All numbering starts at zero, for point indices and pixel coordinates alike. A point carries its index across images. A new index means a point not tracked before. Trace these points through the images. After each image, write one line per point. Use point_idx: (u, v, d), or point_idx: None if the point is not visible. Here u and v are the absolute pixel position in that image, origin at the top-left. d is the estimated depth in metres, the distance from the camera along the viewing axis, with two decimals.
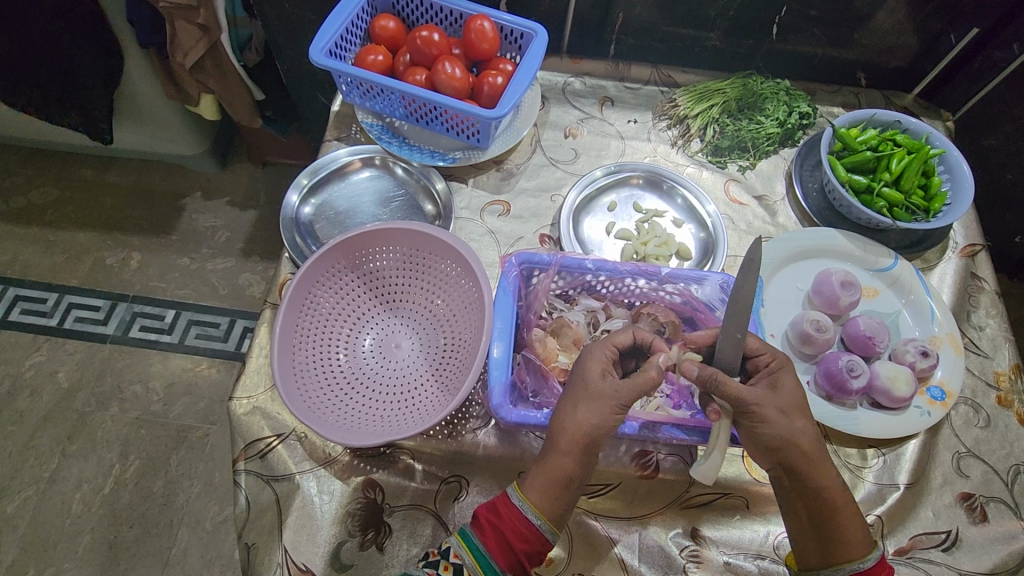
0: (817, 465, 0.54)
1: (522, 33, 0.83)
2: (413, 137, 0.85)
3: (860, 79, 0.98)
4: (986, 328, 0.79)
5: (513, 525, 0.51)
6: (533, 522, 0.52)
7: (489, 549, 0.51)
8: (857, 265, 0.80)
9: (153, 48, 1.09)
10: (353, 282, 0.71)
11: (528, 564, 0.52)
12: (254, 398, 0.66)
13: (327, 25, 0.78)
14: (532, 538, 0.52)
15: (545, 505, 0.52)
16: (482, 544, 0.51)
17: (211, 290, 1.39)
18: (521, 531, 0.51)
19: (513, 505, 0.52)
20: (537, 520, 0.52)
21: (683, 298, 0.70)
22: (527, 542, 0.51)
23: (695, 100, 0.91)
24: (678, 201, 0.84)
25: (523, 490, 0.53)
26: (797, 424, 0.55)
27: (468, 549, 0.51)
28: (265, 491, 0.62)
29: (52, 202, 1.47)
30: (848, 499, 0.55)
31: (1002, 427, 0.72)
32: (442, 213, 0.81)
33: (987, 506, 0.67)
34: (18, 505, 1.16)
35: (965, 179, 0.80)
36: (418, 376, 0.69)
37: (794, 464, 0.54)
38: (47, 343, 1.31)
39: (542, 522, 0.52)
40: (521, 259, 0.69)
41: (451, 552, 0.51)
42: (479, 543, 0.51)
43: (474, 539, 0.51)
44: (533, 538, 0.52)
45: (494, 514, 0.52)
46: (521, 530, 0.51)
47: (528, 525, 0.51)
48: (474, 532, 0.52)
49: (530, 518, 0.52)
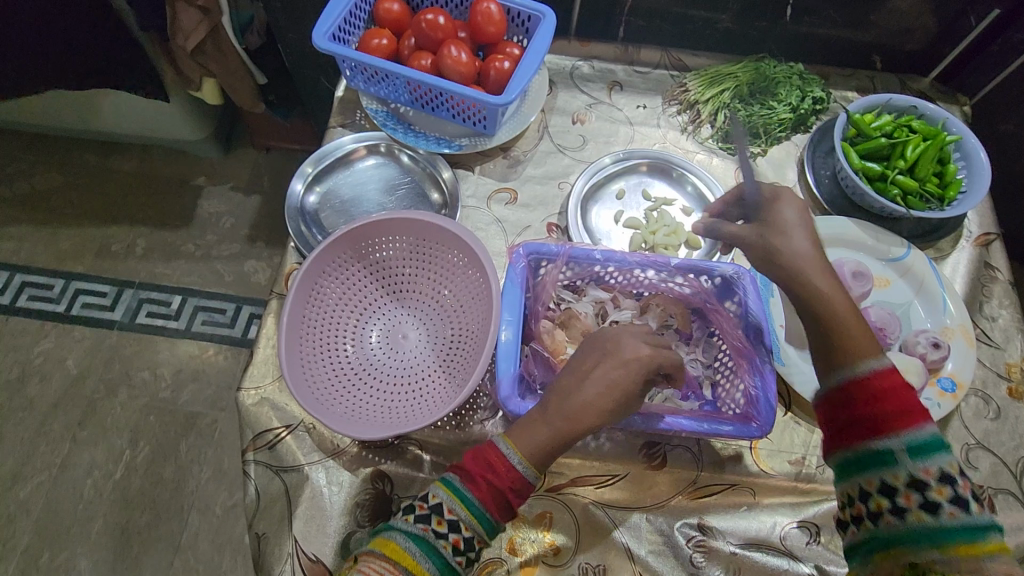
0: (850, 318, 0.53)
1: (530, 16, 0.82)
2: (418, 124, 0.83)
3: (875, 62, 0.96)
4: (999, 319, 0.78)
5: (509, 479, 0.50)
6: (528, 478, 0.51)
7: (484, 502, 0.49)
8: (869, 255, 0.79)
9: (154, 32, 1.07)
10: (360, 273, 0.70)
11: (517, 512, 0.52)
12: (262, 389, 0.67)
13: (330, 9, 0.76)
14: (524, 488, 0.51)
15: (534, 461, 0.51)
16: (475, 496, 0.49)
17: (217, 277, 1.39)
18: (515, 485, 0.51)
19: (507, 459, 0.51)
20: (531, 475, 0.51)
21: (692, 288, 0.69)
22: (521, 494, 0.51)
23: (705, 84, 0.89)
24: (688, 190, 0.83)
25: (513, 441, 0.52)
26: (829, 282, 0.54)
27: (459, 501, 0.49)
28: (275, 482, 0.62)
29: (55, 188, 1.46)
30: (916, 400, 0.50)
31: (1012, 419, 0.71)
32: (448, 202, 0.79)
33: (995, 498, 0.67)
34: (31, 490, 1.18)
35: (981, 165, 0.79)
36: (426, 367, 0.68)
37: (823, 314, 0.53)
38: (55, 330, 1.32)
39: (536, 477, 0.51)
40: (529, 250, 0.66)
41: (442, 507, 0.49)
42: (473, 496, 0.49)
43: (467, 491, 0.50)
44: (526, 489, 0.51)
45: (486, 467, 0.51)
46: (515, 483, 0.51)
47: (523, 479, 0.51)
48: (463, 481, 0.50)
49: (526, 474, 0.51)
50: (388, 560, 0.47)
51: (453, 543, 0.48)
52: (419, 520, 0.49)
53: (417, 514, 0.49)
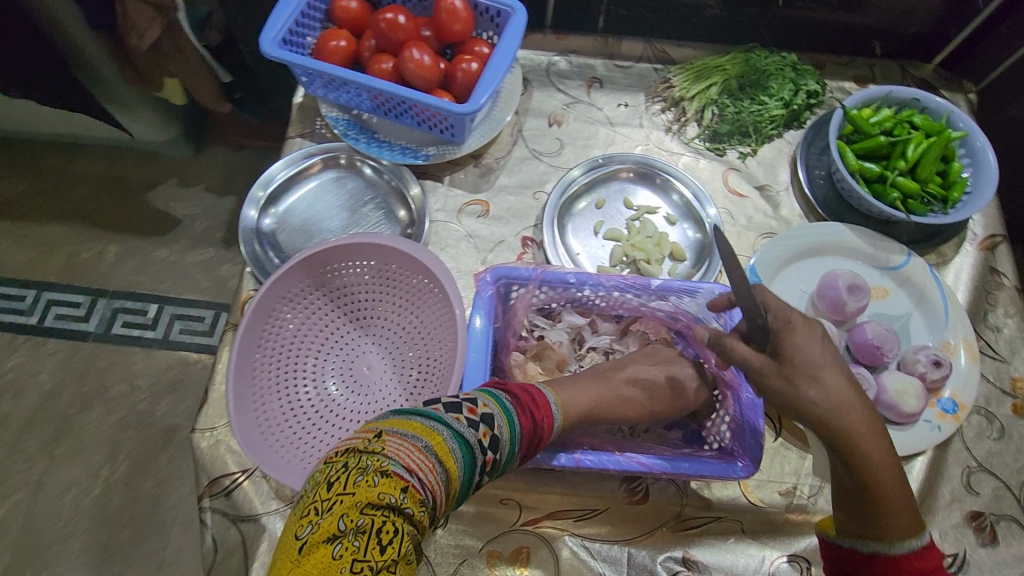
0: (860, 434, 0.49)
1: (499, 11, 0.75)
2: (382, 132, 0.78)
3: (875, 47, 0.89)
4: (1004, 329, 0.73)
5: (543, 414, 0.50)
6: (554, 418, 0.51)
7: (521, 428, 0.47)
8: (865, 264, 0.74)
9: (105, 31, 1.00)
10: (319, 302, 0.66)
11: (531, 450, 0.49)
12: (217, 430, 0.63)
13: (279, 10, 0.70)
14: (548, 426, 0.50)
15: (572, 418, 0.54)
16: (518, 418, 0.47)
17: (192, 283, 1.35)
18: (543, 422, 0.50)
19: (548, 397, 0.52)
20: (559, 416, 0.52)
21: (672, 310, 0.64)
22: (543, 433, 0.50)
23: (691, 79, 0.83)
24: (673, 197, 0.78)
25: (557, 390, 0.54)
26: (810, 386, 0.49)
27: (507, 420, 0.45)
28: (231, 531, 0.59)
29: (22, 194, 1.41)
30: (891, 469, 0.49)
31: (1017, 439, 0.67)
32: (415, 220, 0.74)
33: (997, 526, 0.63)
34: (9, 508, 1.16)
35: (989, 164, 0.73)
36: (392, 401, 0.64)
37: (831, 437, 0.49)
38: (28, 342, 1.28)
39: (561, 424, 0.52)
40: (497, 275, 0.61)
41: (493, 420, 0.44)
42: (516, 418, 0.46)
43: (513, 413, 0.46)
44: (548, 430, 0.50)
45: (531, 404, 0.49)
46: (545, 420, 0.50)
47: (551, 418, 0.51)
48: (512, 404, 0.47)
49: (556, 413, 0.51)
50: (429, 453, 0.39)
51: (487, 462, 0.43)
52: (469, 425, 0.42)
53: (465, 417, 0.43)
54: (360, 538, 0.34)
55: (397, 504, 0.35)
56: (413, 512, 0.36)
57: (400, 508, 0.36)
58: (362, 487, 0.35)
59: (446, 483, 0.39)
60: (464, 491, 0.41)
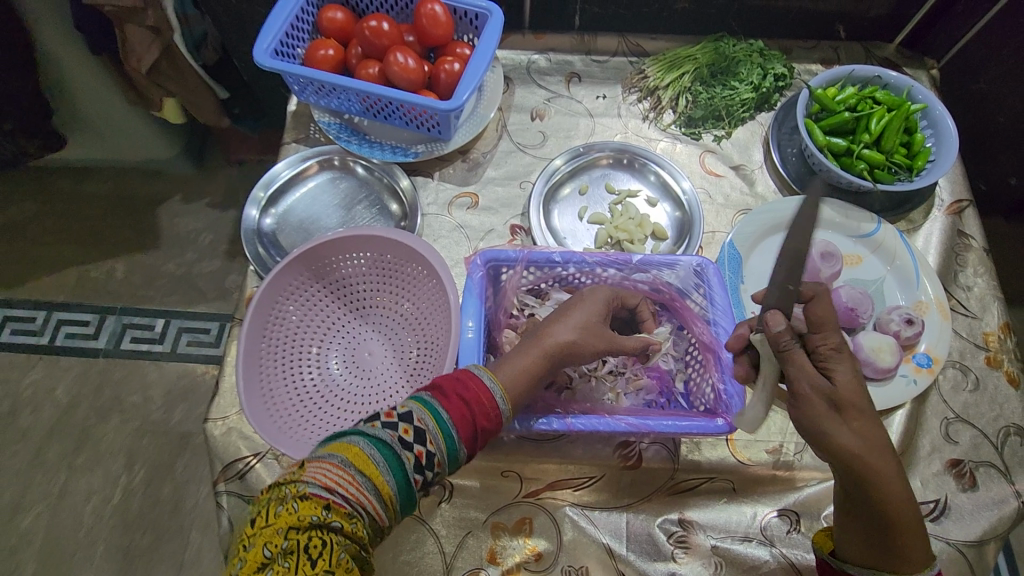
0: (885, 477, 0.48)
1: (477, 14, 0.80)
2: (373, 133, 0.82)
3: (839, 31, 0.93)
4: (974, 288, 0.76)
5: (478, 397, 0.51)
6: (499, 404, 0.52)
7: (451, 417, 0.49)
8: (838, 233, 0.77)
9: (107, 54, 1.05)
10: (320, 294, 0.70)
11: (480, 438, 0.51)
12: (228, 419, 0.66)
13: (270, 23, 0.75)
14: (492, 415, 0.52)
15: (511, 396, 0.53)
16: (445, 411, 0.49)
17: (199, 295, 1.39)
18: (486, 410, 0.51)
19: (483, 382, 0.52)
20: (503, 404, 0.52)
21: (652, 282, 0.68)
22: (488, 419, 0.51)
23: (665, 69, 0.87)
24: (651, 179, 0.82)
25: (495, 373, 0.54)
26: (852, 427, 0.48)
27: (428, 411, 0.49)
28: (247, 512, 0.62)
29: (30, 218, 1.45)
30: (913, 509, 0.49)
31: (991, 389, 0.71)
32: (408, 213, 0.78)
33: (977, 471, 0.66)
34: (30, 521, 1.19)
35: (949, 132, 0.77)
36: (392, 383, 0.68)
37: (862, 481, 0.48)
38: (42, 361, 1.31)
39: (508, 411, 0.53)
40: (486, 258, 0.65)
41: (411, 416, 0.48)
42: (442, 410, 0.49)
43: (438, 406, 0.49)
44: (494, 418, 0.52)
45: (460, 387, 0.51)
46: (486, 407, 0.51)
47: (493, 404, 0.52)
48: (433, 395, 0.50)
49: (498, 400, 0.52)
50: (347, 466, 0.44)
51: (417, 456, 0.47)
52: (386, 427, 0.47)
53: (382, 422, 0.48)
54: (288, 559, 0.40)
55: (321, 521, 0.41)
56: (340, 525, 0.42)
57: (325, 523, 0.42)
58: (284, 514, 0.42)
59: (370, 491, 0.44)
60: (404, 489, 0.46)
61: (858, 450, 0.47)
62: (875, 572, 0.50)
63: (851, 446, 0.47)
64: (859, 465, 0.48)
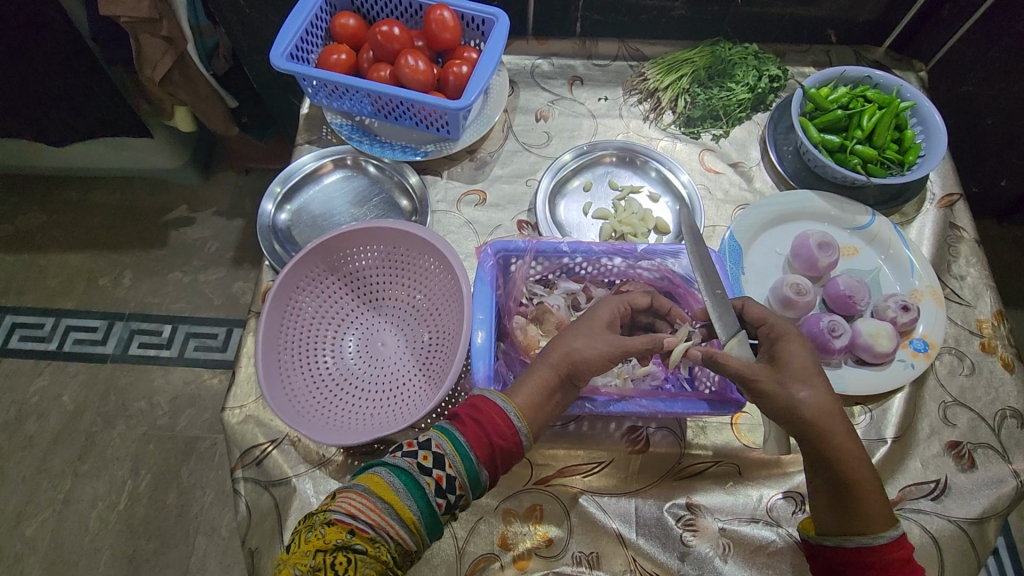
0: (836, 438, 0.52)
1: (483, 20, 0.83)
2: (384, 134, 0.85)
3: (830, 35, 0.97)
4: (967, 277, 0.79)
5: (494, 419, 0.52)
6: (515, 424, 0.52)
7: (469, 443, 0.50)
8: (834, 225, 0.80)
9: (121, 65, 1.07)
10: (335, 285, 0.72)
11: (502, 459, 0.52)
12: (245, 407, 0.68)
13: (286, 28, 0.78)
14: (509, 435, 0.52)
15: (528, 419, 0.54)
16: (463, 438, 0.50)
17: (206, 301, 1.41)
18: (502, 430, 0.52)
19: (497, 404, 0.53)
20: (518, 423, 0.52)
21: (657, 270, 0.70)
22: (505, 438, 0.51)
23: (664, 72, 0.90)
24: (652, 175, 0.84)
25: (510, 398, 0.54)
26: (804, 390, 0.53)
27: (447, 438, 0.50)
28: (265, 496, 0.63)
29: (39, 227, 1.47)
30: (868, 467, 0.53)
31: (987, 373, 0.73)
32: (418, 208, 0.81)
33: (975, 453, 0.68)
34: (37, 527, 1.19)
35: (938, 128, 0.80)
36: (405, 372, 0.70)
37: (815, 440, 0.53)
38: (50, 367, 1.32)
39: (525, 432, 0.53)
40: (497, 248, 0.68)
41: (430, 443, 0.50)
42: (461, 437, 0.50)
43: (456, 433, 0.50)
44: (512, 437, 0.52)
45: (476, 412, 0.52)
46: (501, 426, 0.52)
47: (510, 426, 0.52)
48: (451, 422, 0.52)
49: (513, 420, 0.52)
50: (370, 494, 0.47)
51: (437, 480, 0.48)
52: (407, 455, 0.49)
53: (404, 450, 0.50)
54: None
55: (346, 544, 0.45)
56: (363, 548, 0.45)
57: (350, 546, 0.45)
58: (313, 538, 0.46)
59: (393, 517, 0.46)
60: (427, 513, 0.48)
61: (811, 409, 0.52)
62: (846, 538, 0.53)
63: (805, 406, 0.52)
64: (811, 425, 0.52)
